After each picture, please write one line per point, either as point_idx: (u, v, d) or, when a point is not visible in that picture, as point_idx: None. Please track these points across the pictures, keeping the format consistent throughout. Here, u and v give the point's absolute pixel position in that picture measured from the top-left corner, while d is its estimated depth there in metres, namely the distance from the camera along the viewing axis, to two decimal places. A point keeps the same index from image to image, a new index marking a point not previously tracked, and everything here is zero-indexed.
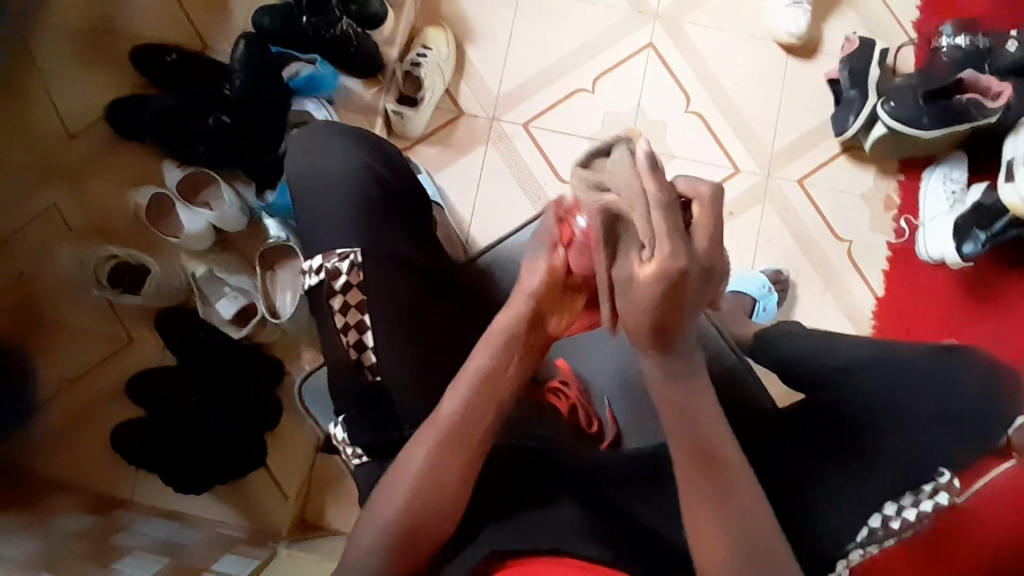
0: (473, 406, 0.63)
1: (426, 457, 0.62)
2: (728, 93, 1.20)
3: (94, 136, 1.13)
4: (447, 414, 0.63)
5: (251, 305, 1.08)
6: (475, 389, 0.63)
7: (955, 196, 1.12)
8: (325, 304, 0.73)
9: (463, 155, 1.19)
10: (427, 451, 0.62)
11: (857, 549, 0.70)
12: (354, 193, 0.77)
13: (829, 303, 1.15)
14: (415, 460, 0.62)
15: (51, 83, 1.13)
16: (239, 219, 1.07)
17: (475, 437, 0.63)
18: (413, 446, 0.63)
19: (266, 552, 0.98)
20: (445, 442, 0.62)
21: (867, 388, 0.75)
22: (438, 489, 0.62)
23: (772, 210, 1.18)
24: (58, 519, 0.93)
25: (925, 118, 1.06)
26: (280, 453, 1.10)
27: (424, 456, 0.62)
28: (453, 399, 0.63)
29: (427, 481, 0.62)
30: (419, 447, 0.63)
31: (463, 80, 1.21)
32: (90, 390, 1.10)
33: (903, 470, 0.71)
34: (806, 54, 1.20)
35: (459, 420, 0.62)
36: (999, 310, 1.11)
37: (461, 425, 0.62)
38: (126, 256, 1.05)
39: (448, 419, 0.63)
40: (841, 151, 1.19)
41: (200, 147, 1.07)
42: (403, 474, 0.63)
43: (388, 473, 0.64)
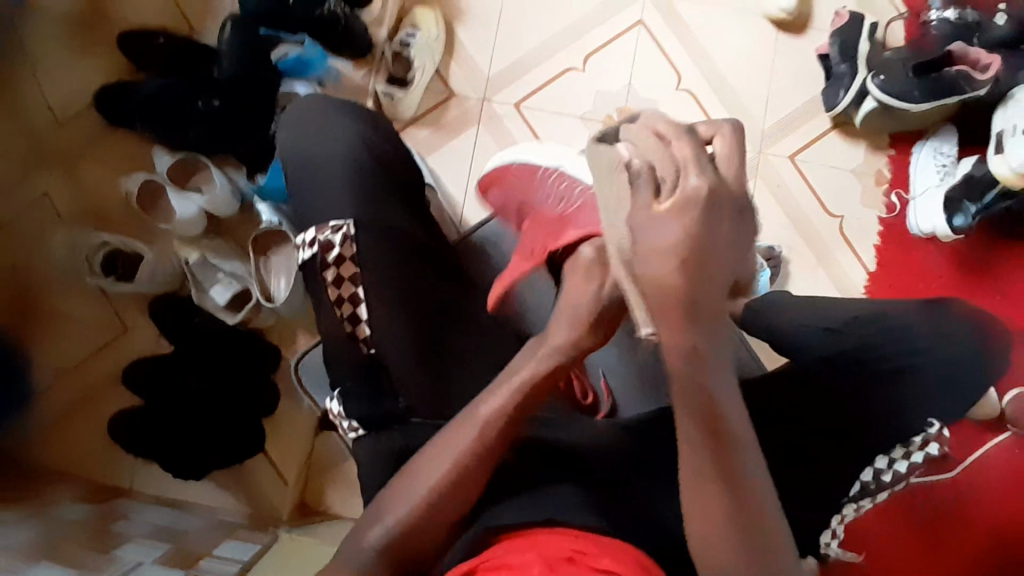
0: (508, 413, 0.62)
1: (456, 456, 0.61)
2: (720, 70, 1.20)
3: (81, 122, 1.12)
4: (485, 415, 0.62)
5: (246, 290, 1.07)
6: (512, 396, 0.62)
7: (945, 170, 1.12)
8: (320, 279, 0.74)
9: (455, 136, 1.19)
10: (456, 455, 0.61)
11: (851, 504, 0.75)
12: (348, 173, 0.76)
13: (821, 279, 1.16)
14: (442, 458, 0.61)
15: (37, 68, 1.11)
16: (230, 203, 1.06)
17: (506, 443, 0.62)
18: (437, 446, 0.62)
19: (268, 537, 0.99)
20: (480, 442, 0.61)
21: (856, 341, 0.76)
22: (459, 489, 0.60)
23: (765, 187, 1.19)
24: (56, 507, 0.93)
25: (915, 91, 1.06)
26: (278, 437, 1.10)
27: (453, 455, 0.61)
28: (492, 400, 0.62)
29: (452, 483, 0.60)
30: (445, 447, 0.62)
31: (453, 61, 1.20)
32: (84, 378, 1.09)
33: (894, 430, 0.74)
34: (797, 29, 1.20)
35: (494, 428, 0.61)
36: (992, 283, 1.13)
37: (495, 431, 0.61)
38: (119, 242, 1.04)
39: (484, 422, 0.61)
40: (833, 126, 1.19)
41: (189, 130, 1.06)
42: (424, 472, 0.61)
43: (408, 466, 0.63)
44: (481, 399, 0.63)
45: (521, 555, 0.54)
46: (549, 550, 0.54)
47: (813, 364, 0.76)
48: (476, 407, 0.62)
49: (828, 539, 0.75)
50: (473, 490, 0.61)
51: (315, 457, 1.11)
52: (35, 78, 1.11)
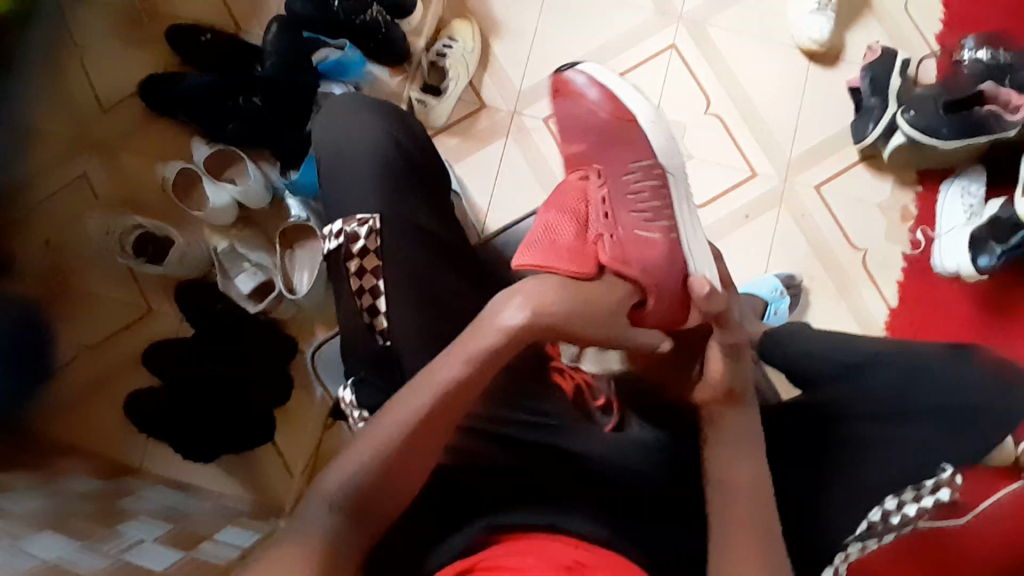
0: (463, 388, 0.64)
1: (411, 419, 0.62)
2: (750, 98, 1.21)
3: (124, 110, 1.16)
4: (440, 381, 0.63)
5: (269, 281, 1.10)
6: (467, 368, 0.64)
7: (972, 210, 1.11)
8: (342, 266, 0.76)
9: (483, 146, 1.21)
10: (416, 412, 0.62)
11: (857, 543, 0.70)
12: (379, 169, 0.78)
13: (842, 310, 1.16)
14: (401, 414, 0.62)
15: (88, 59, 1.17)
16: (261, 196, 1.09)
17: (444, 422, 0.63)
18: (374, 427, 0.63)
19: (268, 526, 0.99)
20: (410, 427, 0.62)
21: (881, 382, 0.75)
22: (398, 473, 0.62)
23: (789, 215, 1.19)
24: (66, 480, 0.95)
25: (944, 128, 1.07)
26: (290, 429, 1.12)
27: (411, 411, 0.62)
28: (451, 364, 0.64)
29: (385, 465, 0.61)
30: (378, 430, 0.62)
31: (487, 73, 1.23)
32: (105, 358, 1.12)
33: (911, 471, 0.71)
34: (829, 62, 1.21)
35: (449, 402, 0.63)
36: (1015, 329, 1.10)
37: (450, 403, 0.63)
38: (152, 227, 1.08)
39: (438, 391, 0.63)
40: (860, 160, 1.19)
41: (230, 124, 1.10)
42: (359, 452, 0.62)
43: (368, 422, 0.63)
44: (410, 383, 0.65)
45: (520, 559, 0.56)
46: (550, 555, 0.57)
47: (816, 403, 0.76)
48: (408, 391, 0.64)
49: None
50: (411, 475, 0.63)
51: (321, 452, 1.11)
52: (85, 68, 1.17)
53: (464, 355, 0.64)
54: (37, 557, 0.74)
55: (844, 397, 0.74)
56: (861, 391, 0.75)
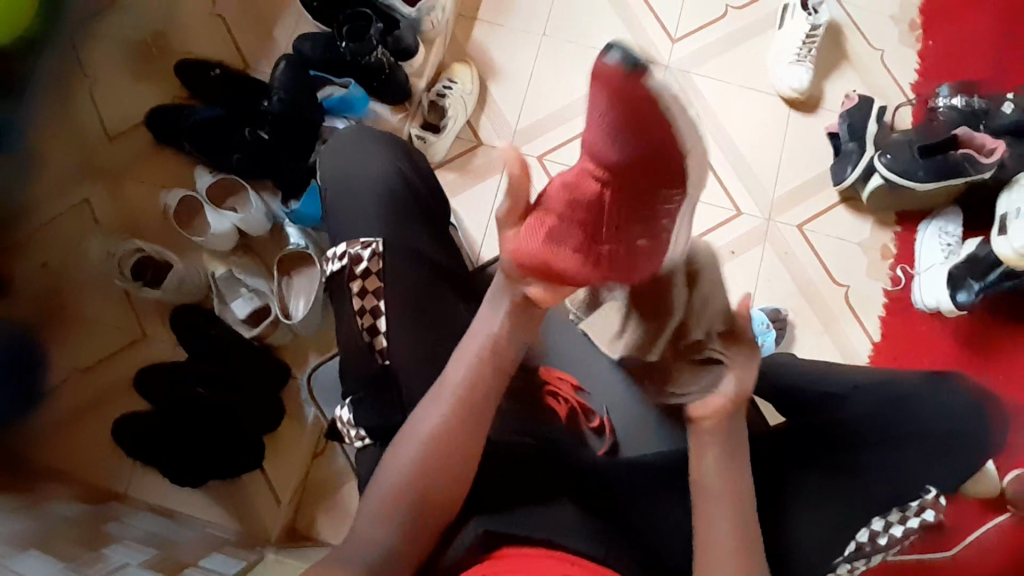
0: (434, 460, 0.66)
1: (407, 461, 0.66)
2: (735, 141, 1.27)
3: (131, 140, 1.20)
4: (411, 452, 0.66)
5: (265, 307, 1.12)
6: (432, 440, 0.66)
7: (950, 249, 1.16)
8: (344, 287, 0.78)
9: (479, 181, 1.26)
10: (396, 482, 0.65)
11: (845, 564, 0.71)
12: (383, 196, 0.82)
13: (827, 345, 1.18)
14: (417, 432, 0.67)
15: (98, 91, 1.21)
16: (262, 224, 1.13)
17: (459, 440, 0.66)
18: (397, 453, 0.67)
19: (254, 555, 0.98)
20: (426, 445, 0.66)
21: (864, 406, 0.77)
22: (425, 499, 0.65)
23: (774, 251, 1.23)
24: (50, 504, 0.94)
25: (920, 171, 1.12)
26: (277, 458, 1.11)
27: (393, 480, 0.66)
28: (417, 436, 0.67)
29: (413, 492, 0.65)
30: (401, 457, 0.67)
31: (484, 113, 1.29)
32: (96, 383, 1.11)
33: (895, 494, 0.72)
34: (809, 109, 1.28)
35: (422, 474, 0.65)
36: (993, 365, 1.13)
37: (426, 475, 0.65)
38: (153, 251, 1.09)
39: (410, 460, 0.66)
40: (840, 201, 1.24)
41: (234, 155, 1.13)
42: (387, 481, 0.66)
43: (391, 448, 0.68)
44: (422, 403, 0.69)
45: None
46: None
47: (799, 427, 0.76)
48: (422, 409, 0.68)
49: None
50: (441, 496, 0.66)
51: (310, 480, 1.11)
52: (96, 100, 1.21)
53: (430, 420, 0.67)
54: None
55: (827, 421, 0.76)
56: (846, 416, 0.76)
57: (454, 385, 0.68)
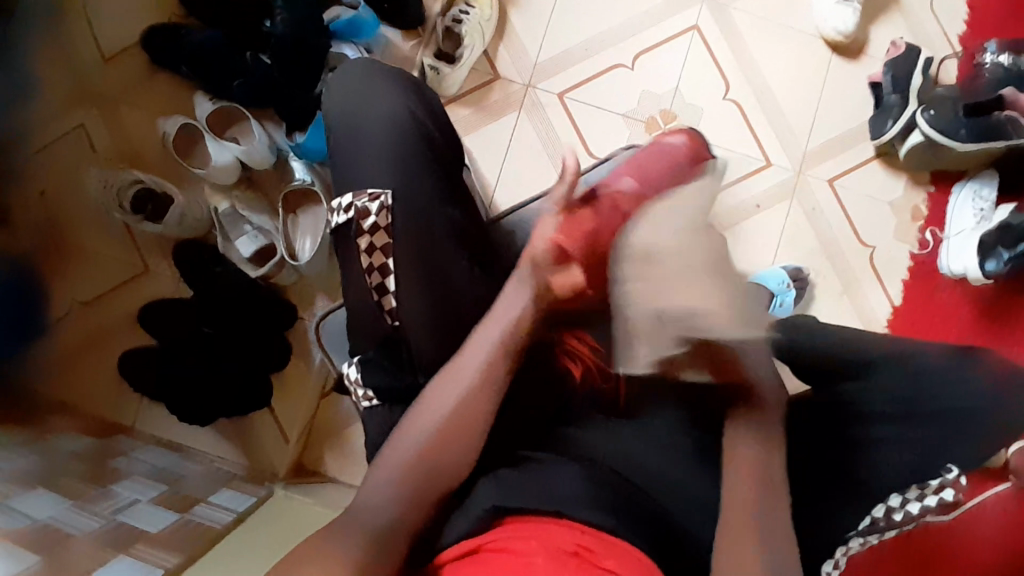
0: (451, 439, 0.68)
1: (423, 435, 0.68)
2: (770, 87, 1.19)
3: (127, 62, 1.12)
4: (425, 431, 0.68)
5: (269, 245, 1.08)
6: (449, 420, 0.69)
7: (983, 213, 1.11)
8: (352, 242, 0.75)
9: (495, 119, 1.19)
10: (409, 459, 0.67)
11: (857, 538, 0.70)
12: (394, 141, 0.77)
13: (845, 307, 1.15)
14: (436, 408, 0.69)
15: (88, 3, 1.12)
16: (266, 157, 1.07)
17: (475, 424, 0.69)
18: (411, 424, 0.69)
19: (263, 491, 1.00)
20: (444, 424, 0.68)
21: (893, 381, 0.74)
22: (434, 473, 0.67)
23: (799, 207, 1.18)
24: (57, 439, 0.93)
25: (962, 130, 1.05)
26: (285, 397, 1.11)
27: (407, 456, 0.67)
28: (433, 416, 0.69)
29: (428, 466, 0.67)
30: (417, 429, 0.68)
31: (502, 44, 1.20)
32: (102, 314, 1.10)
33: (916, 472, 0.70)
34: (851, 54, 1.19)
35: (438, 453, 0.68)
36: (1012, 334, 1.10)
37: (437, 453, 0.68)
38: (151, 183, 1.05)
39: (426, 438, 0.68)
40: (874, 156, 1.18)
41: (235, 81, 1.07)
42: (398, 453, 0.68)
43: (403, 422, 0.70)
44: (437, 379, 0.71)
45: (523, 543, 0.58)
46: (552, 541, 0.58)
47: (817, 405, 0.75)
48: (438, 386, 0.70)
49: (829, 570, 0.70)
50: (449, 471, 0.68)
51: (318, 420, 1.11)
52: (86, 14, 1.12)
53: (448, 404, 0.69)
54: (29, 517, 0.75)
55: (848, 398, 0.74)
56: (871, 392, 0.74)
57: (476, 365, 0.71)
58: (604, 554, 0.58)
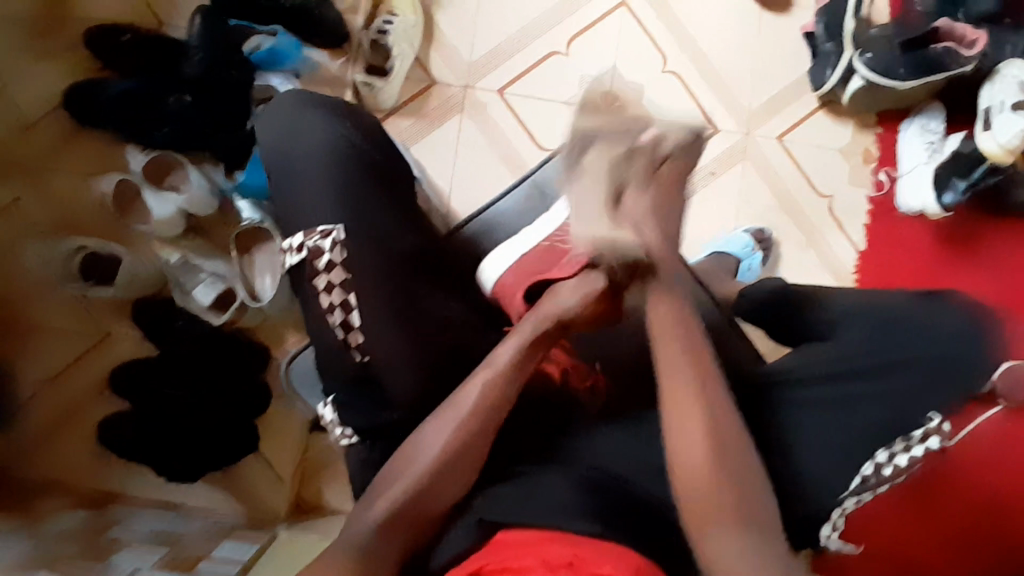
0: (442, 475, 0.66)
1: (424, 466, 0.66)
2: (705, 51, 1.19)
3: (51, 126, 1.10)
4: (417, 465, 0.66)
5: (229, 291, 1.06)
6: (444, 457, 0.66)
7: (932, 147, 1.10)
8: (310, 284, 0.73)
9: (438, 126, 1.17)
10: (395, 492, 0.65)
11: (851, 497, 0.71)
12: (332, 171, 0.75)
13: (813, 260, 1.16)
14: (429, 445, 0.67)
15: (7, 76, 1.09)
16: (209, 202, 1.05)
17: (474, 457, 0.68)
18: (408, 455, 0.67)
19: (265, 535, 0.98)
20: (441, 459, 0.66)
21: (852, 339, 0.76)
22: (432, 491, 0.66)
23: (754, 168, 1.18)
24: (49, 520, 0.90)
25: (901, 69, 1.05)
26: (272, 436, 1.09)
27: (404, 482, 0.65)
28: (428, 451, 0.67)
29: (427, 489, 0.65)
30: (414, 461, 0.67)
31: (432, 48, 1.18)
32: (71, 386, 1.07)
33: (890, 421, 0.71)
34: (781, 8, 1.19)
35: (427, 485, 0.65)
36: (981, 260, 1.11)
37: (434, 479, 0.66)
38: (97, 247, 1.03)
39: (417, 473, 0.66)
40: (820, 106, 1.18)
41: (163, 129, 1.04)
42: (393, 484, 0.66)
43: (397, 458, 0.68)
44: (438, 412, 0.70)
45: (521, 560, 0.57)
46: (545, 556, 0.57)
47: (774, 373, 0.77)
48: (438, 418, 0.69)
49: (828, 533, 0.71)
50: (449, 492, 0.66)
51: (311, 453, 1.10)
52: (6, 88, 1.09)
53: (442, 439, 0.67)
54: None
55: (825, 356, 0.76)
56: (825, 355, 0.76)
57: (473, 405, 0.68)
58: (598, 560, 0.57)
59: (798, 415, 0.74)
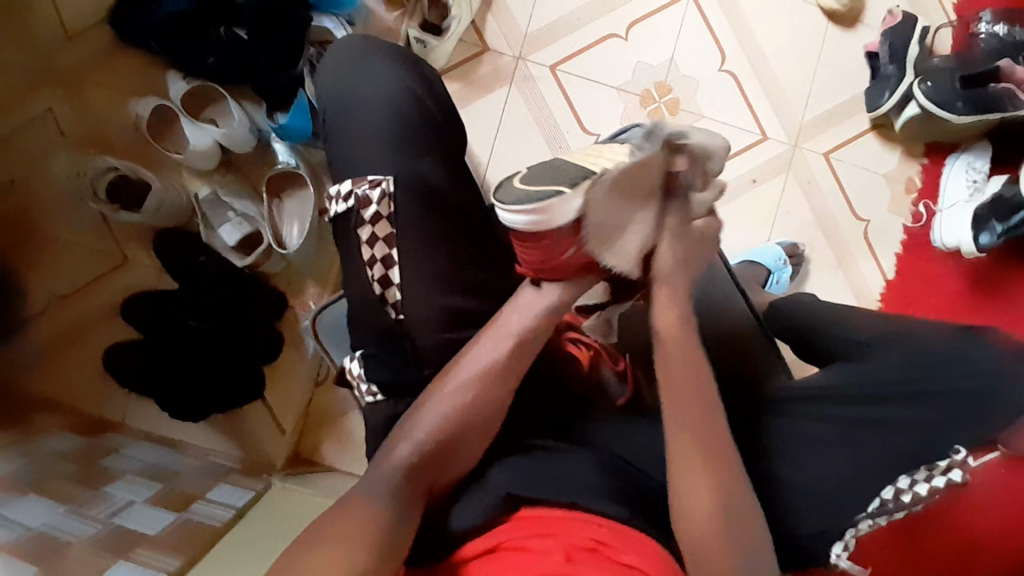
0: (461, 434, 0.65)
1: (438, 424, 0.65)
2: (765, 56, 1.17)
3: (93, 39, 1.06)
4: (428, 425, 0.65)
5: (255, 233, 1.04)
6: (461, 414, 0.65)
7: (975, 186, 1.10)
8: (353, 235, 0.71)
9: (485, 94, 1.14)
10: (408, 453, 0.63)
11: (868, 519, 0.71)
12: (393, 123, 0.73)
13: (840, 281, 1.16)
14: (441, 402, 0.65)
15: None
16: (247, 139, 1.02)
17: (487, 425, 0.66)
18: (423, 413, 0.66)
19: (261, 485, 0.95)
20: (453, 418, 0.65)
21: (894, 362, 0.75)
22: (447, 461, 0.64)
23: (795, 182, 1.16)
24: (46, 438, 0.89)
25: (959, 102, 1.04)
26: (277, 385, 1.07)
27: (416, 440, 0.64)
28: (443, 405, 0.65)
29: (440, 452, 0.64)
30: (426, 418, 0.65)
31: (490, 13, 1.15)
32: (81, 308, 1.05)
33: (916, 449, 0.71)
34: (847, 23, 1.17)
35: (443, 444, 0.64)
36: (1006, 305, 1.11)
37: (448, 444, 0.65)
38: (127, 170, 1.00)
39: (432, 428, 0.64)
40: (870, 128, 1.17)
41: (209, 58, 1.01)
42: (405, 439, 0.64)
43: (409, 415, 0.66)
44: (453, 366, 0.67)
45: (542, 541, 0.57)
46: (567, 539, 0.57)
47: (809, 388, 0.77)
48: (455, 372, 0.67)
49: (839, 551, 0.72)
50: (462, 460, 0.66)
51: (314, 407, 1.09)
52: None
53: (455, 397, 0.65)
54: (21, 526, 0.69)
55: (861, 377, 0.75)
56: (851, 377, 0.76)
57: (488, 364, 0.66)
58: (621, 548, 0.56)
59: (822, 439, 0.74)
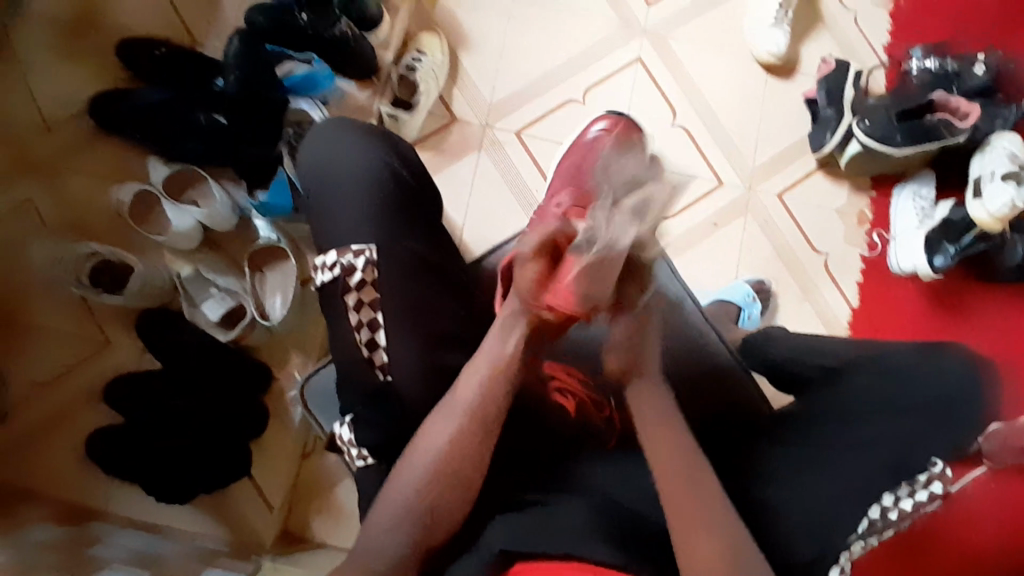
0: (446, 486, 0.64)
1: (424, 477, 0.64)
2: (711, 107, 1.26)
3: (74, 131, 1.10)
4: (415, 478, 0.64)
5: (238, 307, 1.05)
6: (441, 468, 0.64)
7: (924, 212, 1.17)
8: (338, 301, 0.73)
9: (457, 160, 1.20)
10: (398, 511, 0.63)
11: (859, 541, 0.69)
12: (372, 191, 0.76)
13: (807, 311, 1.20)
14: (424, 453, 0.65)
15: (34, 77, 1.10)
16: (229, 218, 1.05)
17: (471, 473, 0.65)
18: (404, 469, 0.64)
19: (251, 565, 0.92)
20: (436, 467, 0.64)
21: (860, 383, 0.78)
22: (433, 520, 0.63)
23: (754, 221, 1.23)
24: (28, 530, 0.86)
25: (897, 136, 1.12)
26: (264, 460, 1.06)
27: (406, 497, 0.63)
28: (426, 456, 0.64)
29: (428, 509, 0.63)
30: (409, 470, 0.64)
31: (456, 87, 1.22)
32: (60, 396, 1.04)
33: (897, 463, 0.72)
34: (785, 73, 1.27)
35: (426, 501, 0.63)
36: (967, 324, 1.17)
37: (434, 504, 0.64)
38: (109, 254, 1.02)
39: (418, 480, 0.64)
40: (818, 167, 1.25)
41: (190, 143, 1.05)
42: (394, 496, 0.63)
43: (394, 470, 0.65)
44: (433, 413, 0.67)
45: None
46: None
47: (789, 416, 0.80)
48: (433, 419, 0.66)
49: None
50: (453, 517, 0.64)
51: (301, 481, 1.07)
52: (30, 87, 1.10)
53: (439, 442, 0.65)
54: None
55: (843, 401, 0.77)
56: (828, 400, 0.79)
57: (464, 407, 0.66)
58: None
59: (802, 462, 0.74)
